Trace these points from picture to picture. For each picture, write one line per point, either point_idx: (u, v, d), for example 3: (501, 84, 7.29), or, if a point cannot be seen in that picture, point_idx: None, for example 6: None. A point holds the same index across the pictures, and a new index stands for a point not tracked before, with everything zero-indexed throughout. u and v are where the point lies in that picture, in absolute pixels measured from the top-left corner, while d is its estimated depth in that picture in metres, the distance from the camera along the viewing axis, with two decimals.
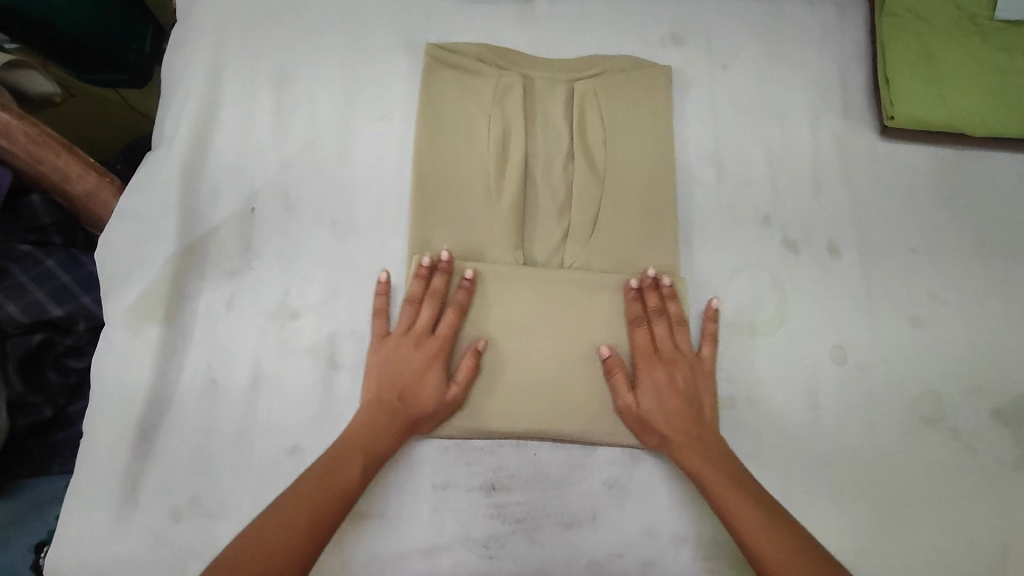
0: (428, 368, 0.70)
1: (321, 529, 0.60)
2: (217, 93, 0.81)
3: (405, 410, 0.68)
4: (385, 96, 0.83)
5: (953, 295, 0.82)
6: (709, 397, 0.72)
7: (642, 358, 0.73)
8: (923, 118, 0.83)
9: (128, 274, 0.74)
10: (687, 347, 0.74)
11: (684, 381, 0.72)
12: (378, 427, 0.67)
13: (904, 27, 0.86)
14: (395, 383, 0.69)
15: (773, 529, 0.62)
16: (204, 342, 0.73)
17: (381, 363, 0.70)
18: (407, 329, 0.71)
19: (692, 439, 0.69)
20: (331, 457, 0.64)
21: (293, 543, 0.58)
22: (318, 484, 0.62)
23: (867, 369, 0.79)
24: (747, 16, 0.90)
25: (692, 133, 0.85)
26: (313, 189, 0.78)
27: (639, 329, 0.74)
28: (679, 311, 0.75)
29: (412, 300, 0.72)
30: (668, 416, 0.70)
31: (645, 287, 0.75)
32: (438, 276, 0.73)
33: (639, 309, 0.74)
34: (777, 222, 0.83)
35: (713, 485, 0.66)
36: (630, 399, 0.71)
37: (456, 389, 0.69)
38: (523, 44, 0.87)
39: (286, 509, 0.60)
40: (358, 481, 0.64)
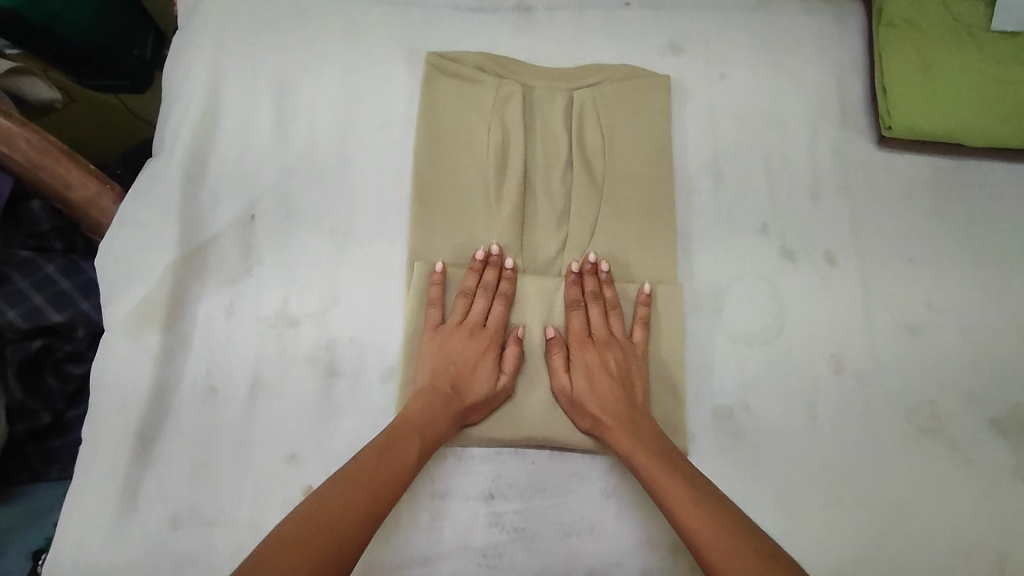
0: (481, 358, 0.71)
1: (378, 506, 0.60)
2: (218, 100, 0.81)
3: (459, 398, 0.69)
4: (385, 104, 0.83)
5: (950, 305, 0.82)
6: (642, 380, 0.73)
7: (576, 342, 0.74)
8: (921, 130, 0.84)
9: (128, 281, 0.74)
10: (620, 331, 0.75)
11: (615, 363, 0.73)
12: (434, 412, 0.67)
13: (901, 36, 0.86)
14: (448, 371, 0.70)
15: (702, 504, 0.61)
16: (203, 349, 0.73)
17: (433, 350, 0.71)
18: (462, 319, 0.73)
19: (623, 421, 0.69)
20: (390, 438, 0.65)
21: (354, 519, 0.58)
22: (379, 464, 0.62)
23: (864, 379, 0.79)
24: (746, 26, 0.91)
25: (691, 142, 0.86)
26: (313, 196, 0.79)
27: (574, 312, 0.75)
28: (615, 296, 0.76)
29: (466, 291, 0.74)
30: (601, 397, 0.70)
31: (585, 271, 0.76)
32: (491, 270, 0.75)
33: (576, 293, 0.76)
34: (775, 231, 0.83)
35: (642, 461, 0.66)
36: (564, 378, 0.72)
37: (506, 379, 0.71)
38: (522, 53, 0.87)
39: (346, 484, 0.60)
40: (414, 465, 0.65)
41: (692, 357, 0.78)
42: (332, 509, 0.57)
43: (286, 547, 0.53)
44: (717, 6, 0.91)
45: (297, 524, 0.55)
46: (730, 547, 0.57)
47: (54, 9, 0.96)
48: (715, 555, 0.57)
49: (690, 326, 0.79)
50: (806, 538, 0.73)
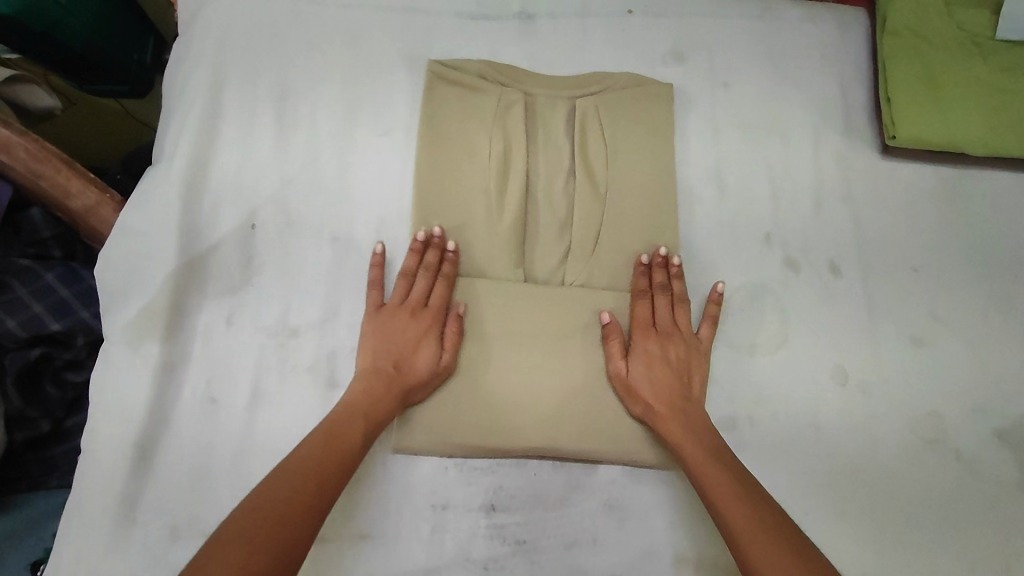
0: (424, 336, 0.71)
1: (328, 489, 0.59)
2: (218, 109, 0.81)
3: (401, 377, 0.69)
4: (386, 112, 0.83)
5: (954, 314, 0.82)
6: (700, 375, 0.74)
7: (638, 330, 0.75)
8: (926, 139, 0.83)
9: (128, 291, 0.74)
10: (684, 325, 0.75)
11: (675, 355, 0.73)
12: (376, 393, 0.67)
13: (905, 45, 0.86)
14: (390, 353, 0.70)
15: (743, 498, 0.61)
16: (203, 359, 0.73)
17: (375, 332, 0.71)
18: (402, 301, 0.73)
19: (676, 411, 0.70)
20: (332, 422, 0.64)
21: (307, 503, 0.57)
22: (321, 447, 0.61)
23: (868, 390, 0.79)
24: (748, 34, 0.90)
25: (693, 150, 0.85)
26: (314, 204, 0.78)
27: (641, 302, 0.76)
28: (683, 290, 0.77)
29: (406, 274, 0.74)
30: (656, 386, 0.71)
31: (654, 264, 0.77)
32: (432, 251, 0.75)
33: (644, 284, 0.77)
34: (778, 240, 0.83)
35: (689, 452, 0.66)
36: (620, 364, 0.73)
37: (449, 355, 0.71)
38: (524, 61, 0.87)
39: (290, 470, 0.58)
40: (361, 445, 0.64)
41: None
42: (283, 494, 0.56)
43: (239, 535, 0.52)
44: (720, 14, 0.91)
45: (248, 510, 0.54)
46: (768, 540, 0.57)
47: (54, 15, 0.96)
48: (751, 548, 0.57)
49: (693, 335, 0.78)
50: None
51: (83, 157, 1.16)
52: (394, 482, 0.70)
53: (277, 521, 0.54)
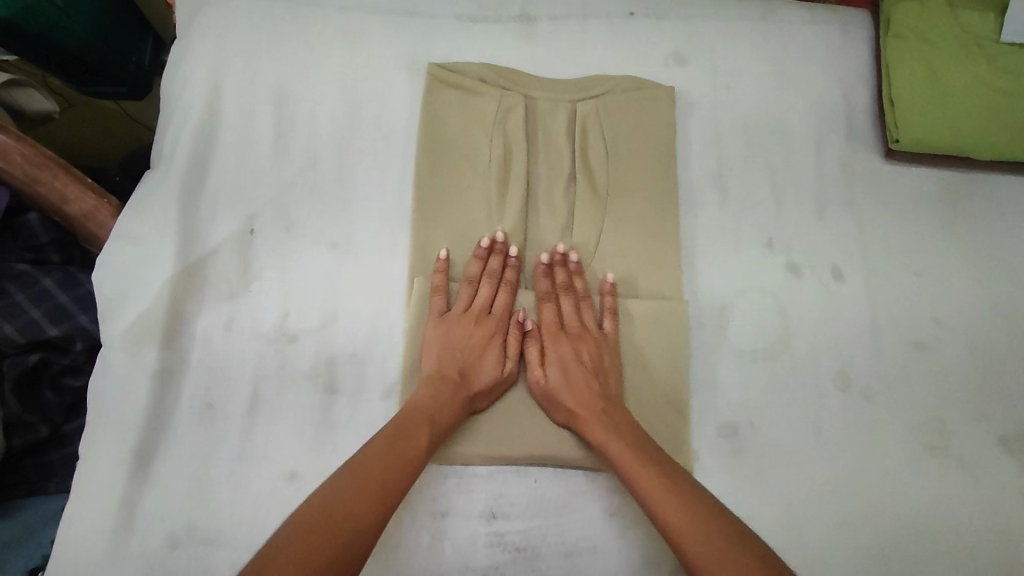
0: (488, 346, 0.72)
1: (392, 496, 0.59)
2: (217, 112, 0.80)
3: (466, 386, 0.69)
4: (385, 117, 0.82)
5: (957, 321, 0.81)
6: (614, 370, 0.73)
7: (548, 334, 0.74)
8: (931, 144, 0.82)
9: (125, 297, 0.73)
10: (591, 323, 0.74)
11: (589, 355, 0.72)
12: (443, 400, 0.67)
13: (910, 47, 0.85)
14: (456, 360, 0.70)
15: (677, 493, 0.61)
16: (202, 366, 0.72)
17: (439, 338, 0.71)
18: (467, 307, 0.73)
19: (595, 413, 0.69)
20: (398, 428, 0.64)
21: (371, 510, 0.57)
22: (392, 457, 0.61)
23: (870, 396, 0.78)
24: (751, 36, 0.90)
25: (695, 154, 0.85)
26: (314, 210, 0.78)
27: (546, 305, 0.74)
28: (586, 287, 0.76)
29: (471, 279, 0.74)
30: (574, 390, 0.70)
31: (556, 263, 0.76)
32: (496, 257, 0.75)
33: (547, 285, 0.75)
34: (780, 245, 0.82)
35: (616, 452, 0.66)
36: (538, 373, 0.72)
37: (512, 365, 0.72)
38: (525, 64, 0.86)
39: (355, 479, 0.59)
40: (427, 453, 0.64)
41: (698, 374, 0.77)
42: (347, 500, 0.57)
43: (297, 538, 0.53)
44: (722, 16, 0.90)
45: (309, 514, 0.55)
46: (703, 532, 0.57)
47: (52, 18, 0.95)
48: (689, 543, 0.57)
49: (694, 342, 0.78)
50: (811, 558, 0.72)
51: (82, 158, 1.16)
52: None
53: (338, 527, 0.55)
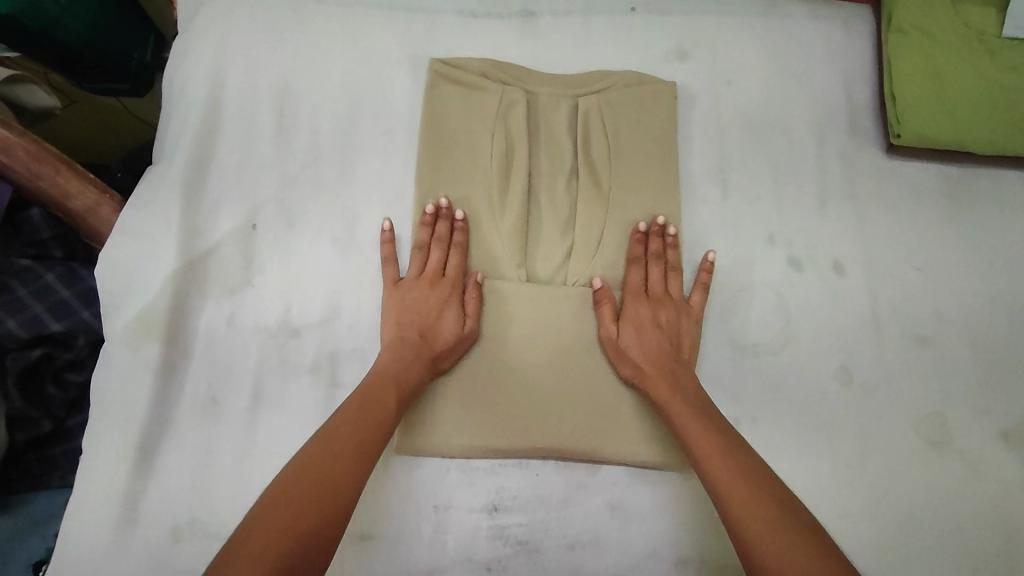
0: (445, 305, 0.72)
1: (365, 452, 0.60)
2: (219, 108, 0.81)
3: (428, 346, 0.70)
4: (387, 111, 0.82)
5: (958, 315, 0.81)
6: (690, 339, 0.75)
7: (632, 295, 0.75)
8: (933, 139, 0.82)
9: (127, 292, 0.73)
10: (677, 292, 0.76)
11: (666, 319, 0.74)
12: (406, 361, 0.68)
13: (912, 42, 0.85)
14: (414, 322, 0.71)
15: (730, 456, 0.62)
16: (204, 360, 0.72)
17: (395, 307, 0.72)
18: (420, 273, 0.74)
19: (664, 372, 0.71)
20: (364, 392, 0.65)
21: (344, 472, 0.58)
22: (361, 417, 0.62)
23: (871, 390, 0.78)
24: (752, 32, 0.90)
25: (697, 149, 0.85)
26: (316, 204, 0.78)
27: (635, 269, 0.77)
28: (677, 260, 0.78)
29: (420, 247, 0.75)
30: (647, 349, 0.72)
31: (652, 232, 0.78)
32: (443, 222, 0.76)
33: (639, 251, 0.77)
34: (782, 240, 0.82)
35: (676, 409, 0.68)
36: (612, 327, 0.73)
37: (471, 321, 0.72)
38: (526, 59, 0.86)
39: (330, 441, 0.60)
40: (396, 412, 0.65)
41: (699, 368, 0.77)
42: (318, 460, 0.58)
43: (276, 503, 0.54)
44: (724, 12, 0.90)
45: (289, 480, 0.56)
46: (750, 496, 0.59)
47: (53, 14, 0.95)
48: (732, 499, 0.59)
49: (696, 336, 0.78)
50: None
51: (87, 155, 1.15)
52: (397, 485, 0.70)
53: (315, 489, 0.55)
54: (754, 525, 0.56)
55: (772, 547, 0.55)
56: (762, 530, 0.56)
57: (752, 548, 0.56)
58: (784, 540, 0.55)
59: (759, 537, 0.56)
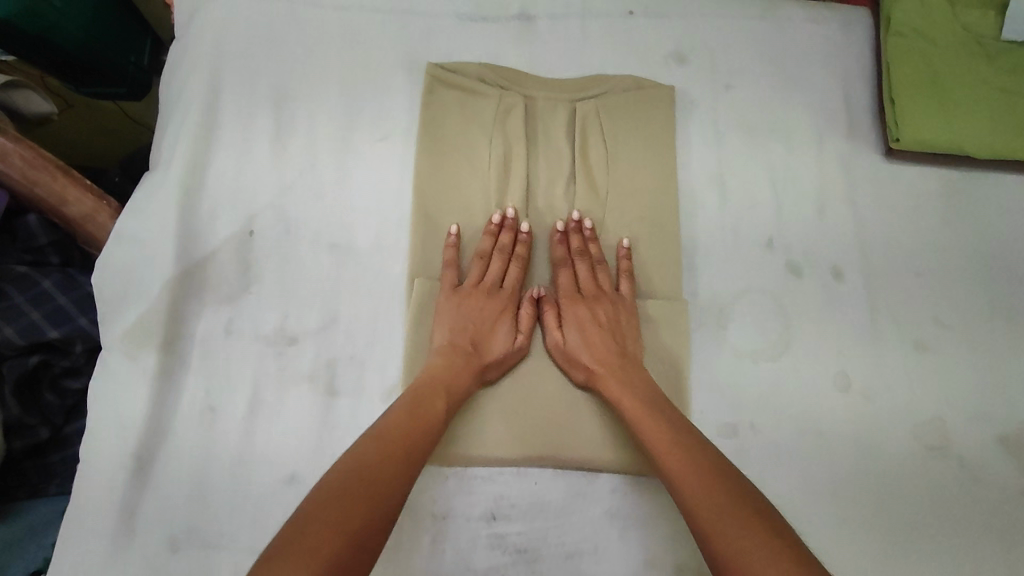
0: (498, 319, 0.74)
1: (412, 459, 0.61)
2: (216, 113, 0.80)
3: (478, 356, 0.71)
4: (384, 116, 0.82)
5: (957, 320, 0.81)
6: (631, 331, 0.75)
7: (565, 299, 0.76)
8: (931, 143, 0.82)
9: (124, 300, 0.73)
10: (608, 286, 0.76)
11: (605, 316, 0.74)
12: (458, 370, 0.69)
13: (910, 46, 0.85)
14: (467, 331, 0.72)
15: (687, 454, 0.62)
16: (201, 368, 0.72)
17: (451, 312, 0.73)
18: (479, 281, 0.75)
19: (613, 369, 0.71)
20: (417, 395, 0.66)
21: (394, 474, 0.59)
22: (410, 422, 0.63)
23: (870, 396, 0.78)
24: (751, 35, 0.89)
25: (695, 154, 0.85)
26: (313, 210, 0.78)
27: (563, 270, 0.77)
28: (600, 252, 0.78)
29: (482, 254, 0.75)
30: (593, 348, 0.72)
31: (570, 230, 0.78)
32: (507, 233, 0.76)
33: (563, 252, 0.78)
34: (780, 245, 0.82)
35: (629, 406, 0.68)
36: (557, 334, 0.74)
37: (523, 339, 0.73)
38: (524, 64, 0.86)
39: (378, 442, 0.61)
40: (443, 421, 0.66)
41: (698, 374, 0.77)
42: (369, 463, 0.58)
43: (329, 503, 0.54)
44: (723, 15, 0.90)
45: (342, 481, 0.56)
46: (705, 480, 0.59)
47: (50, 18, 0.95)
48: (691, 494, 0.59)
49: (694, 341, 0.78)
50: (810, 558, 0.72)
51: (76, 155, 1.18)
52: None
53: (367, 494, 0.55)
54: (716, 517, 0.56)
55: (733, 538, 0.54)
56: (721, 523, 0.56)
57: (713, 544, 0.55)
58: (748, 529, 0.54)
59: (718, 531, 0.55)
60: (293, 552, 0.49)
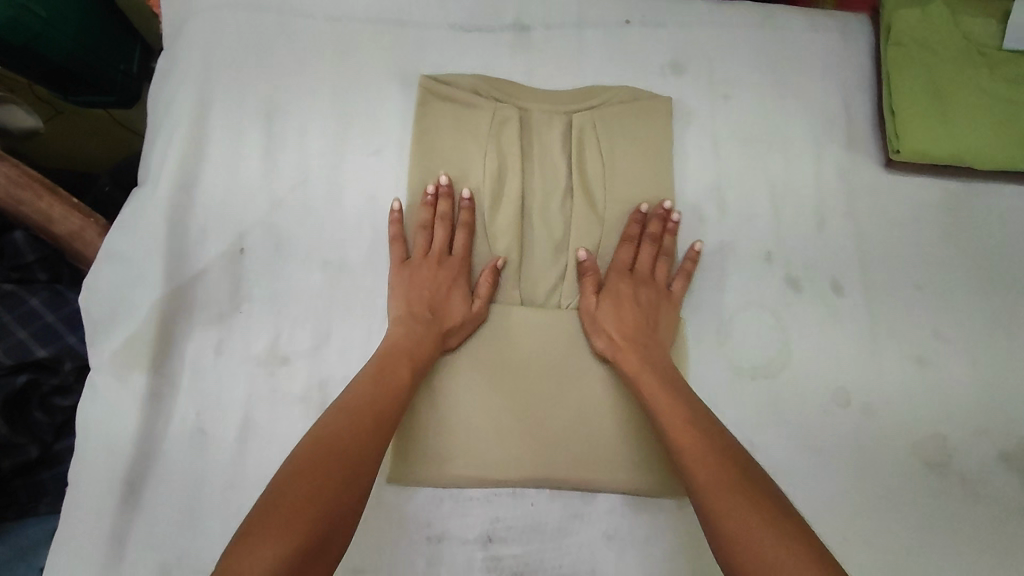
0: (453, 286, 0.74)
1: (383, 426, 0.62)
2: (205, 127, 0.79)
3: (437, 322, 0.71)
4: (376, 129, 0.80)
5: (958, 334, 0.80)
6: (667, 324, 0.76)
7: (615, 273, 0.77)
8: (934, 154, 0.81)
9: (112, 321, 0.72)
10: (661, 278, 0.78)
11: (645, 299, 0.76)
12: (416, 336, 0.69)
13: (910, 55, 0.83)
14: (423, 299, 0.72)
15: (696, 426, 0.64)
16: (191, 390, 0.71)
17: (402, 286, 0.73)
18: (425, 252, 0.75)
19: (640, 345, 0.72)
20: (376, 366, 0.66)
21: (368, 445, 0.60)
22: (375, 390, 0.64)
23: (871, 413, 0.77)
24: (750, 44, 0.88)
25: (693, 165, 0.83)
26: (305, 226, 0.76)
27: (625, 246, 0.78)
28: (672, 246, 0.79)
29: (424, 225, 0.76)
30: (622, 321, 0.73)
31: (653, 215, 0.79)
32: (444, 201, 0.76)
33: (635, 231, 0.78)
34: (780, 259, 0.81)
35: (647, 380, 0.69)
36: (592, 300, 0.74)
37: (480, 302, 0.73)
38: (519, 75, 0.85)
39: (347, 414, 0.61)
40: (409, 386, 0.66)
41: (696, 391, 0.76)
42: (339, 430, 0.59)
43: (305, 472, 0.55)
44: (721, 24, 0.88)
45: (313, 448, 0.57)
46: (714, 461, 0.60)
47: (35, 29, 0.93)
48: (694, 463, 0.61)
49: (693, 358, 0.77)
50: None
51: (49, 161, 1.14)
52: (390, 516, 0.69)
53: (340, 460, 0.57)
54: (723, 497, 0.57)
55: (729, 507, 0.57)
56: (728, 501, 0.57)
57: (711, 511, 0.58)
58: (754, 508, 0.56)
59: (717, 501, 0.58)
60: (264, 526, 0.51)
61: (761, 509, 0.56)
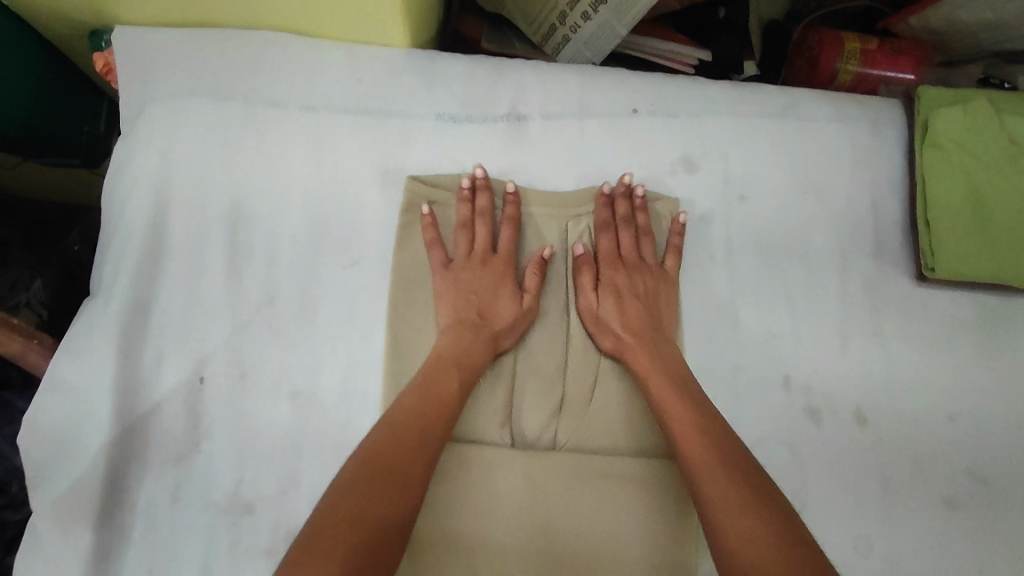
0: (500, 285, 0.72)
1: (430, 439, 0.59)
2: (163, 236, 0.70)
3: (488, 325, 0.69)
4: (355, 236, 0.72)
5: (994, 473, 0.73)
6: (669, 310, 0.73)
7: (606, 263, 0.74)
8: (970, 273, 0.73)
9: (54, 468, 0.64)
10: (650, 257, 0.75)
11: (643, 287, 0.73)
12: (465, 341, 0.68)
13: (951, 163, 0.75)
14: (471, 301, 0.71)
15: (706, 432, 0.61)
16: (144, 543, 0.64)
17: (449, 286, 0.71)
18: (468, 253, 0.73)
19: (645, 341, 0.70)
20: (426, 376, 0.64)
21: (416, 459, 0.57)
22: (423, 398, 0.62)
23: (896, 563, 0.70)
24: (771, 137, 0.79)
25: (705, 276, 0.76)
26: (274, 349, 0.69)
27: (603, 234, 0.75)
28: (648, 222, 0.76)
29: (464, 224, 0.74)
30: (625, 317, 0.71)
31: (616, 194, 0.75)
32: (482, 195, 0.74)
33: (606, 216, 0.75)
34: (798, 387, 0.73)
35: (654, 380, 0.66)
36: (591, 295, 0.72)
37: (530, 298, 0.71)
38: (515, 170, 0.76)
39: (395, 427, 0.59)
40: (460, 396, 0.64)
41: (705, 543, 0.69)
42: (384, 450, 0.57)
43: (354, 487, 0.53)
44: (739, 114, 0.79)
45: (368, 467, 0.55)
46: (722, 473, 0.57)
47: None
48: (703, 475, 0.57)
49: None
50: None
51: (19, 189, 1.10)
52: None
53: (385, 486, 0.54)
54: (725, 511, 0.54)
55: (735, 518, 0.53)
56: (724, 513, 0.54)
57: (712, 519, 0.55)
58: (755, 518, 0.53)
59: (723, 515, 0.54)
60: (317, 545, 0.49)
61: (771, 520, 0.52)
